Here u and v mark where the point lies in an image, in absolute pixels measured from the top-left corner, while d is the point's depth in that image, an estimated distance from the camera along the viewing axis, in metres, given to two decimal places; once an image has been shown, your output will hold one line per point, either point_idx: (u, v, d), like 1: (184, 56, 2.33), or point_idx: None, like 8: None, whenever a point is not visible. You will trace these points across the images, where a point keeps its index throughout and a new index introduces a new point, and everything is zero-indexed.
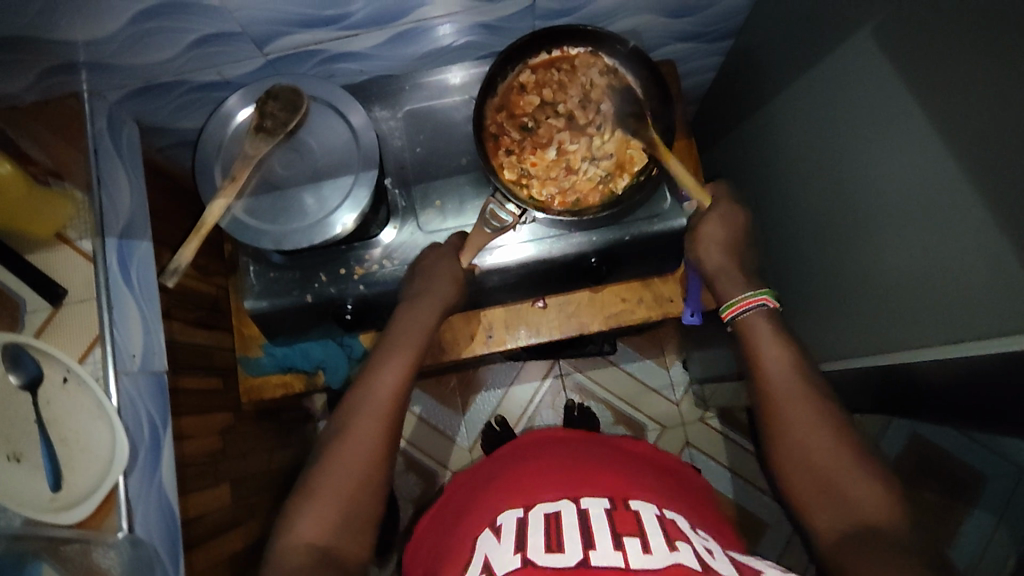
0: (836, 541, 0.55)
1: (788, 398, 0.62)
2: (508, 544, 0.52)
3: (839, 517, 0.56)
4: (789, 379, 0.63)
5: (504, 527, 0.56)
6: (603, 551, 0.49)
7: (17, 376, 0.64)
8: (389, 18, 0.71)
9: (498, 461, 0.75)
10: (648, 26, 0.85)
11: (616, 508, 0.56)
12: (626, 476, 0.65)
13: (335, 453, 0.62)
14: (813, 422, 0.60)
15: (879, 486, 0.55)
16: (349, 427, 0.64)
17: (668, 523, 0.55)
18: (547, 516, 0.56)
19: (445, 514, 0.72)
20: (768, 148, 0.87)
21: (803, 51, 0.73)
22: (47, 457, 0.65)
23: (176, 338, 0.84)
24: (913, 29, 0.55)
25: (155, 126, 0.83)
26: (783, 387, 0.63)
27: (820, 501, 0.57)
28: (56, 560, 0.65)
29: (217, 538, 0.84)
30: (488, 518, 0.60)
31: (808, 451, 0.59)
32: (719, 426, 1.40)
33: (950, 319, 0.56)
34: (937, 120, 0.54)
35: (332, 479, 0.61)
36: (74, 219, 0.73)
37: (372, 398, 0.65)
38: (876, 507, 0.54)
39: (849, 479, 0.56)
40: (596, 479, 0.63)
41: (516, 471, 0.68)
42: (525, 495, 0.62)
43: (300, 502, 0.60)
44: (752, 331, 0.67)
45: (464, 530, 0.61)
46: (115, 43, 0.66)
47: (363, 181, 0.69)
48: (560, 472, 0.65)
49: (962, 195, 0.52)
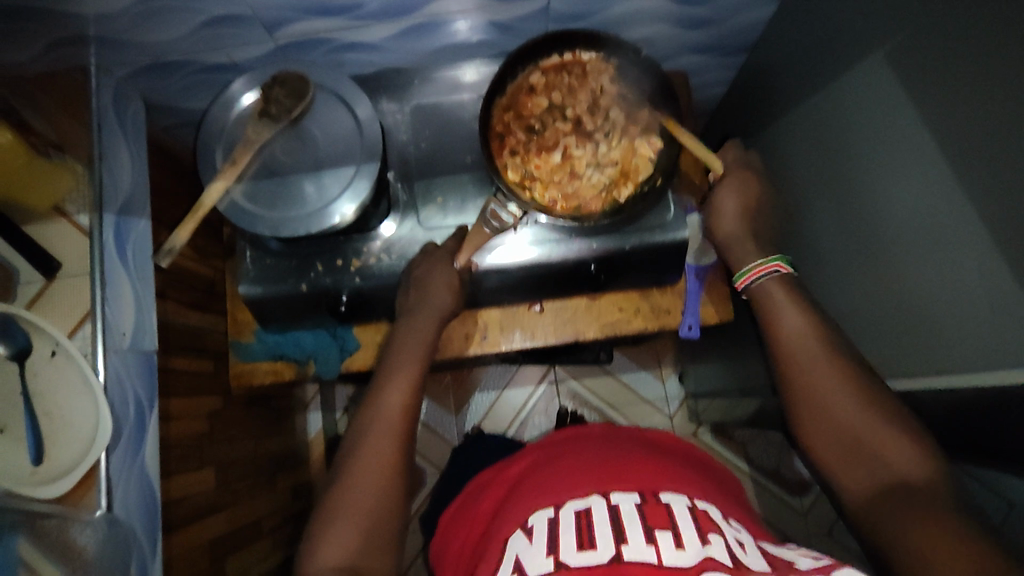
0: (871, 500, 0.53)
1: (807, 360, 0.61)
2: (539, 546, 0.51)
3: (871, 476, 0.54)
4: (808, 341, 0.61)
5: (536, 526, 0.55)
6: (636, 546, 0.49)
7: (6, 347, 0.64)
8: (402, 11, 0.71)
9: (518, 466, 0.73)
10: (662, 36, 0.85)
11: (647, 502, 0.55)
12: (653, 467, 0.63)
13: (354, 467, 0.59)
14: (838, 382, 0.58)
15: (911, 441, 0.54)
16: (364, 443, 0.61)
17: (700, 514, 0.54)
18: (577, 511, 0.55)
19: (461, 538, 0.70)
20: (775, 165, 0.86)
21: (815, 70, 0.73)
22: (30, 431, 0.64)
23: (169, 318, 0.83)
24: (927, 53, 0.54)
25: (160, 105, 0.83)
26: (803, 352, 0.61)
27: (853, 462, 0.56)
28: (33, 535, 0.64)
29: (195, 523, 0.82)
30: (515, 520, 0.58)
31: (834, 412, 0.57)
32: (712, 441, 1.40)
33: (950, 349, 0.55)
34: (946, 148, 0.53)
35: (355, 496, 0.57)
36: (73, 192, 0.73)
37: (382, 413, 0.63)
38: (912, 462, 0.53)
39: (882, 438, 0.54)
40: (623, 473, 0.61)
41: (540, 472, 0.67)
42: (553, 492, 0.60)
43: (323, 526, 0.56)
44: (770, 299, 0.66)
45: (494, 533, 0.59)
46: (125, 19, 0.66)
47: (364, 173, 0.69)
48: (586, 468, 0.63)
49: (968, 223, 0.51)
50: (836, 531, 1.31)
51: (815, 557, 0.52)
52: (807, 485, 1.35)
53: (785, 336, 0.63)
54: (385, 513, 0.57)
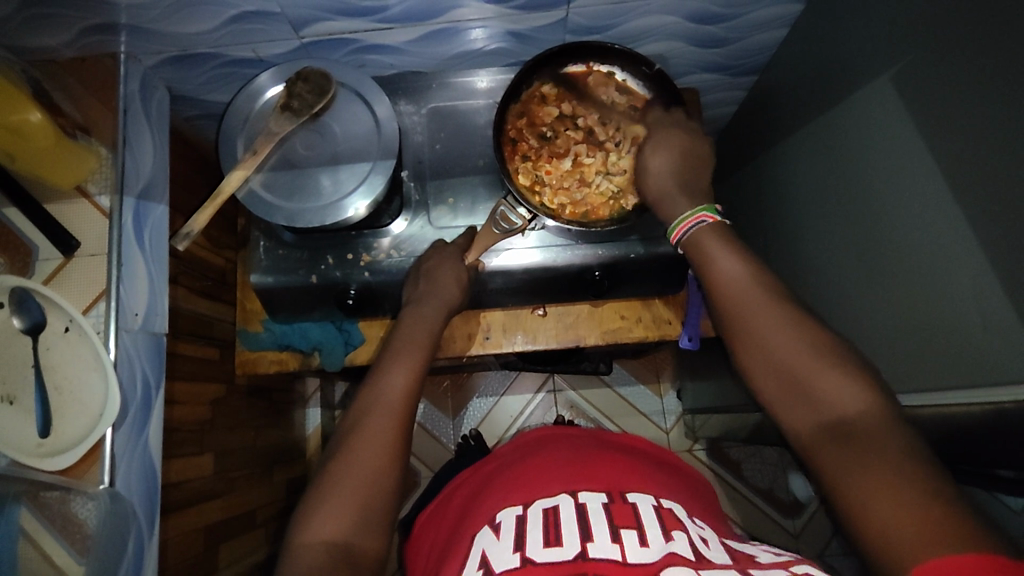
0: (814, 441, 0.50)
1: (742, 298, 0.56)
2: (507, 542, 0.52)
3: (813, 417, 0.51)
4: (746, 276, 0.57)
5: (503, 524, 0.56)
6: (601, 544, 0.50)
7: (20, 321, 0.66)
8: (424, 16, 0.73)
9: (493, 464, 0.74)
10: (676, 53, 0.87)
11: (614, 502, 0.57)
12: (624, 467, 0.65)
13: (345, 450, 0.60)
14: (783, 325, 0.54)
15: (854, 380, 0.50)
16: (359, 428, 0.62)
17: (665, 513, 0.55)
18: (545, 510, 0.56)
19: (436, 532, 0.70)
20: (780, 184, 0.88)
21: (823, 93, 0.75)
22: (38, 402, 0.66)
23: (179, 304, 0.84)
24: (932, 79, 0.56)
25: (185, 96, 0.85)
26: (737, 293, 0.57)
27: (797, 403, 0.52)
28: (34, 505, 0.68)
29: (191, 508, 0.83)
30: (487, 516, 0.59)
31: (776, 354, 0.53)
32: (704, 458, 1.40)
33: (943, 365, 0.56)
34: (947, 171, 0.55)
35: (341, 479, 0.58)
36: (96, 174, 0.75)
37: (377, 398, 0.64)
38: (853, 397, 0.49)
39: (825, 379, 0.51)
40: (595, 472, 0.63)
41: (511, 470, 0.68)
42: (524, 490, 0.61)
43: (313, 508, 0.57)
44: (701, 252, 0.60)
45: (467, 527, 0.60)
46: (157, 10, 0.68)
47: (379, 170, 0.70)
48: (559, 467, 0.65)
49: (964, 244, 0.53)
50: (827, 554, 1.33)
51: (773, 552, 0.54)
52: (801, 506, 1.35)
53: (721, 280, 0.58)
54: (377, 498, 0.58)
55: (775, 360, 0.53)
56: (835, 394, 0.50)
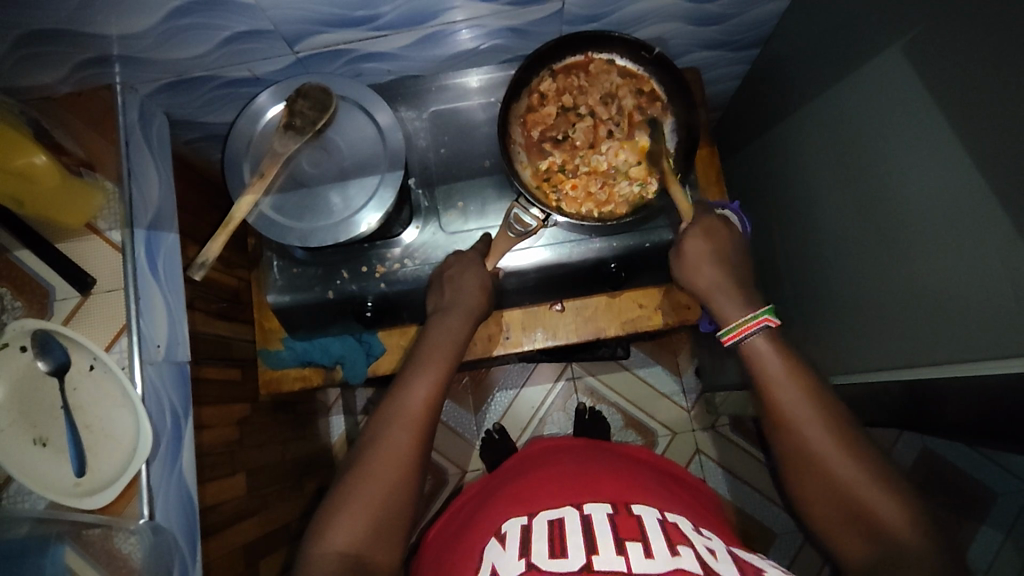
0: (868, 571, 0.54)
1: (791, 402, 0.60)
2: (512, 550, 0.57)
3: (867, 545, 0.55)
4: (790, 381, 0.61)
5: (508, 534, 0.61)
6: (606, 556, 0.53)
7: (45, 363, 0.67)
8: (417, 20, 0.72)
9: (495, 481, 0.80)
10: (676, 34, 0.85)
11: (619, 513, 0.61)
12: (625, 483, 0.70)
13: (368, 461, 0.61)
14: (830, 446, 0.57)
15: (901, 506, 0.54)
16: (382, 439, 0.63)
17: (670, 528, 0.58)
18: (550, 522, 0.60)
19: (443, 539, 0.75)
20: (789, 159, 0.86)
21: (829, 65, 0.73)
22: (71, 443, 0.67)
23: (197, 329, 0.84)
24: (949, 45, 0.55)
25: (184, 120, 0.84)
26: (788, 407, 0.60)
27: (849, 531, 0.56)
28: (78, 543, 0.68)
29: (232, 527, 0.85)
30: (491, 530, 0.64)
31: (829, 467, 0.57)
32: (731, 434, 1.40)
33: (975, 331, 0.54)
34: (966, 139, 0.54)
35: (363, 491, 0.59)
36: (103, 209, 0.74)
37: (398, 409, 0.65)
38: (900, 525, 0.53)
39: (876, 505, 0.54)
40: (597, 487, 0.67)
41: (514, 483, 0.74)
42: (528, 504, 0.67)
43: (334, 511, 0.59)
44: (757, 353, 0.64)
45: (475, 536, 0.66)
46: (150, 38, 0.67)
47: (388, 182, 0.70)
48: (561, 481, 0.70)
49: (991, 215, 0.52)
50: None
51: (778, 568, 0.58)
52: None
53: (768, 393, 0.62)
54: (398, 509, 0.60)
55: (826, 471, 0.57)
56: (894, 525, 0.53)
